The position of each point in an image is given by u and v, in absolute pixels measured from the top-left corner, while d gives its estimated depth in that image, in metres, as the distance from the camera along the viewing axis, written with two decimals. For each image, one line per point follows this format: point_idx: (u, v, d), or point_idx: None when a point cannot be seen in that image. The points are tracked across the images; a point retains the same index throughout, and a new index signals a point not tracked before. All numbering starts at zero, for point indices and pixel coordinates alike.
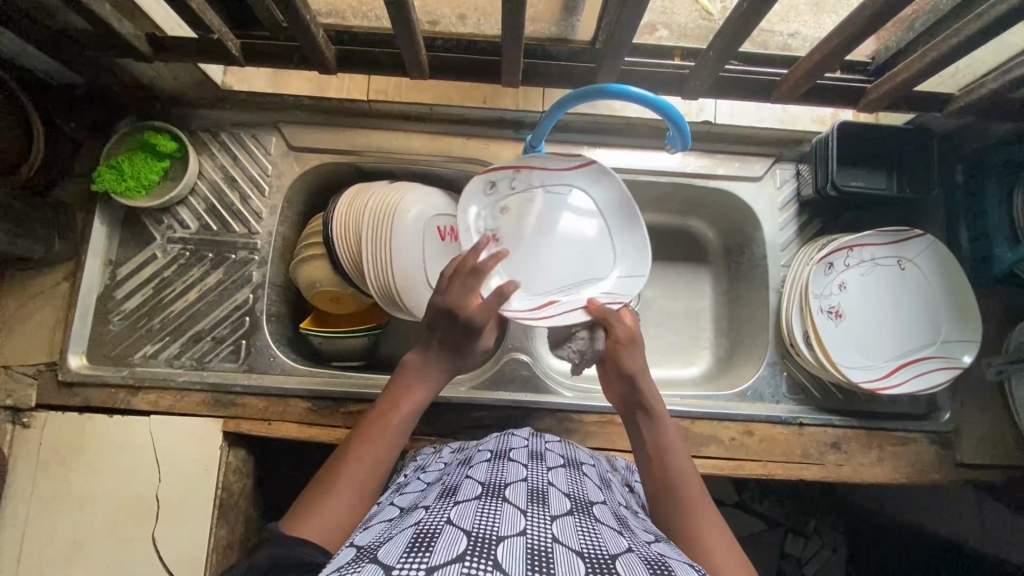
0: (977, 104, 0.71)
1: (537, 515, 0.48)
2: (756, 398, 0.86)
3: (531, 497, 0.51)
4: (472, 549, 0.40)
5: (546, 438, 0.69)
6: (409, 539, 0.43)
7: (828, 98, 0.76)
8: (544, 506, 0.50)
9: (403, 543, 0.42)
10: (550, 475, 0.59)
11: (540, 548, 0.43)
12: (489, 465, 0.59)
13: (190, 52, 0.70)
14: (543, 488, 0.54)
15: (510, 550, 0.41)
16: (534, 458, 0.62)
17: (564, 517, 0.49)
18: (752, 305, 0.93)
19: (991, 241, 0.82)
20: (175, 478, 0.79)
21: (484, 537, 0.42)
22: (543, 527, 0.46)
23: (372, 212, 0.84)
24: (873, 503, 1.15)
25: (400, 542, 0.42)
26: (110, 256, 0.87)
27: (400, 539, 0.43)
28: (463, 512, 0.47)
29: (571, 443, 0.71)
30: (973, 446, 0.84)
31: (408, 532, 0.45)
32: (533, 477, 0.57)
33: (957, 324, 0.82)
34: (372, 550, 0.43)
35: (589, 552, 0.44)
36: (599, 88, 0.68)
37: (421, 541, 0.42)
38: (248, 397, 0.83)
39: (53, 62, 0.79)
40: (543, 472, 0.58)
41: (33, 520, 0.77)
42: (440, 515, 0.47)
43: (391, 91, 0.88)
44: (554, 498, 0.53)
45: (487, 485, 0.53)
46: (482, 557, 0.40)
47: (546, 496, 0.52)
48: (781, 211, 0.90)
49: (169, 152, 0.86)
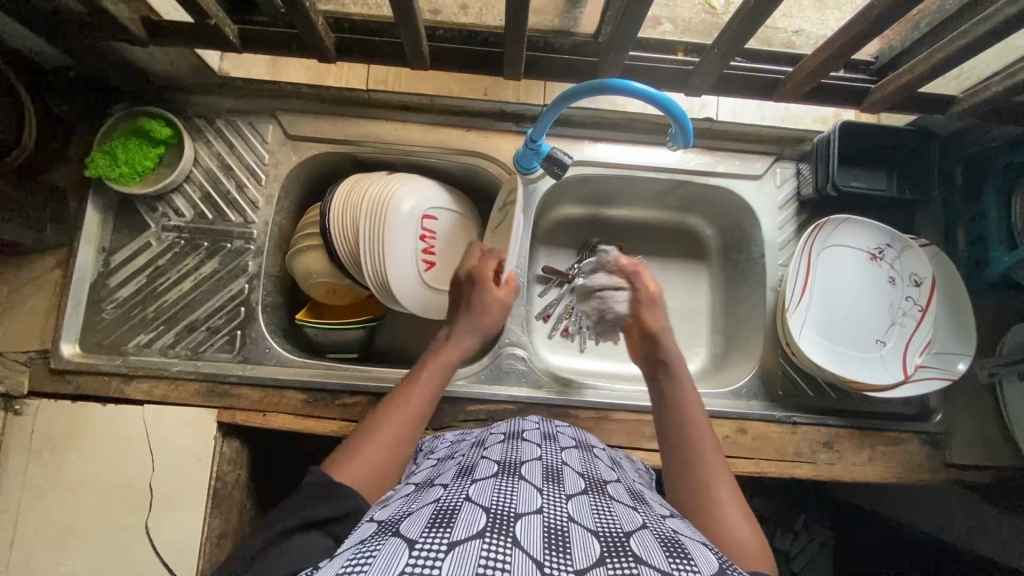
0: (981, 106, 0.70)
1: (553, 494, 0.48)
2: (750, 396, 0.86)
3: (546, 476, 0.51)
4: (491, 525, 0.41)
5: (556, 423, 0.69)
6: (431, 514, 0.43)
7: (831, 97, 0.76)
8: (560, 485, 0.50)
9: (424, 519, 0.43)
10: (563, 455, 0.59)
11: (557, 526, 0.43)
12: (504, 445, 0.59)
13: (187, 37, 0.68)
14: (557, 467, 0.55)
15: (528, 527, 0.42)
16: (547, 439, 0.63)
17: (579, 497, 0.49)
18: (750, 304, 0.93)
19: (988, 244, 0.82)
20: (169, 468, 0.79)
21: (503, 514, 0.43)
22: (559, 506, 0.46)
23: (371, 204, 0.84)
24: (861, 500, 1.17)
25: (421, 518, 0.43)
26: (103, 244, 0.86)
27: (420, 515, 0.44)
28: (481, 488, 0.47)
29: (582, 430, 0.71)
30: (963, 446, 0.85)
31: (428, 508, 0.45)
32: (547, 457, 0.57)
33: (954, 334, 0.81)
34: (393, 525, 0.44)
35: (604, 530, 0.44)
36: (602, 83, 0.67)
37: (442, 517, 0.42)
38: (242, 387, 0.83)
39: (45, 43, 0.77)
40: (556, 453, 0.59)
41: (25, 509, 0.77)
42: (459, 492, 0.47)
43: (390, 81, 0.88)
44: (569, 477, 0.53)
45: (503, 464, 0.54)
46: (502, 533, 0.40)
47: (560, 476, 0.53)
48: (781, 210, 0.90)
49: (164, 138, 0.84)
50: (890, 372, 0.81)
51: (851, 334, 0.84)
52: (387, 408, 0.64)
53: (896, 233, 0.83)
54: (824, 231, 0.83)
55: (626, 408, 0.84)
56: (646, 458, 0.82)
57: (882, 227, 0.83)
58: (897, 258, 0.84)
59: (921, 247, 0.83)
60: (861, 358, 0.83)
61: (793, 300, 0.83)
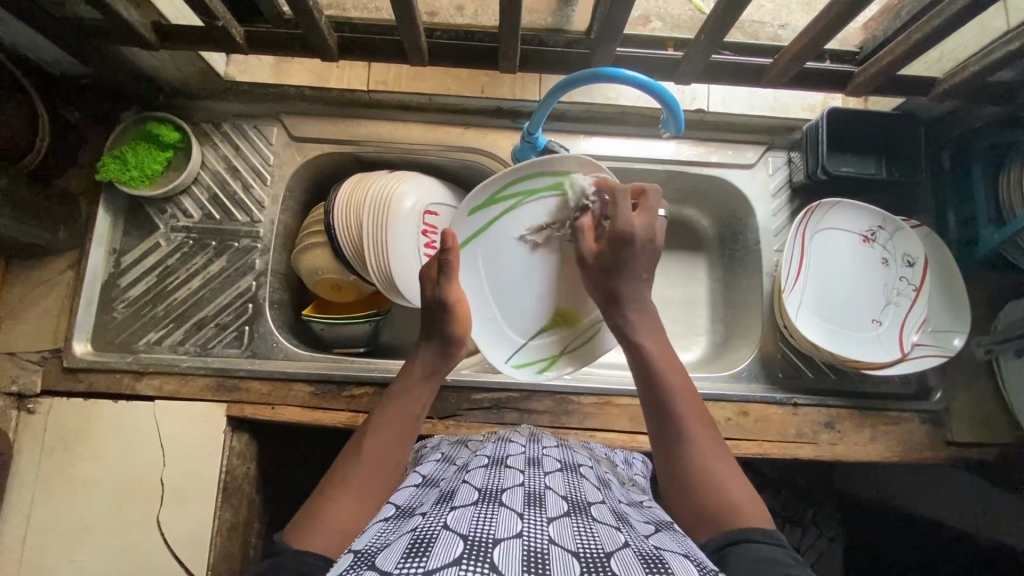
0: (960, 86, 0.73)
1: (533, 519, 0.49)
2: (751, 379, 0.88)
3: (528, 500, 0.53)
4: (468, 552, 0.43)
5: (542, 443, 0.71)
6: (407, 545, 0.44)
7: (819, 82, 0.78)
8: (541, 510, 0.52)
9: (399, 550, 0.44)
10: (546, 480, 0.59)
11: (537, 552, 0.44)
12: (486, 472, 0.61)
13: (195, 40, 0.71)
14: (539, 493, 0.55)
15: (506, 553, 0.43)
16: (530, 464, 0.63)
17: (560, 520, 0.50)
18: (747, 290, 0.95)
19: (978, 223, 0.84)
20: (180, 462, 0.80)
21: (481, 539, 0.44)
22: (539, 530, 0.48)
23: (372, 201, 0.86)
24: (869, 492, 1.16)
25: (397, 548, 0.45)
26: (114, 246, 0.88)
27: (397, 545, 0.45)
28: (459, 517, 0.49)
29: (570, 447, 0.73)
30: (964, 424, 0.85)
31: (405, 537, 0.47)
32: (530, 483, 0.58)
33: (948, 313, 0.82)
34: (368, 556, 0.45)
35: (585, 552, 0.46)
36: (594, 72, 0.68)
37: (418, 548, 0.43)
38: (251, 381, 0.84)
39: (57, 52, 0.80)
40: (540, 477, 0.60)
41: (40, 505, 0.79)
42: (437, 520, 0.48)
43: (391, 81, 0.90)
44: (551, 502, 0.54)
45: (484, 490, 0.55)
46: (480, 560, 0.42)
47: (543, 501, 0.54)
48: (773, 197, 0.93)
49: (172, 142, 0.87)
50: (888, 350, 0.83)
51: (854, 310, 0.85)
52: (349, 462, 0.62)
53: (886, 214, 0.85)
54: (814, 217, 0.85)
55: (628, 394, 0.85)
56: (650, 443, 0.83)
57: (873, 210, 0.85)
58: (889, 239, 0.86)
59: (913, 228, 0.85)
60: (869, 331, 0.85)
61: (788, 282, 0.85)
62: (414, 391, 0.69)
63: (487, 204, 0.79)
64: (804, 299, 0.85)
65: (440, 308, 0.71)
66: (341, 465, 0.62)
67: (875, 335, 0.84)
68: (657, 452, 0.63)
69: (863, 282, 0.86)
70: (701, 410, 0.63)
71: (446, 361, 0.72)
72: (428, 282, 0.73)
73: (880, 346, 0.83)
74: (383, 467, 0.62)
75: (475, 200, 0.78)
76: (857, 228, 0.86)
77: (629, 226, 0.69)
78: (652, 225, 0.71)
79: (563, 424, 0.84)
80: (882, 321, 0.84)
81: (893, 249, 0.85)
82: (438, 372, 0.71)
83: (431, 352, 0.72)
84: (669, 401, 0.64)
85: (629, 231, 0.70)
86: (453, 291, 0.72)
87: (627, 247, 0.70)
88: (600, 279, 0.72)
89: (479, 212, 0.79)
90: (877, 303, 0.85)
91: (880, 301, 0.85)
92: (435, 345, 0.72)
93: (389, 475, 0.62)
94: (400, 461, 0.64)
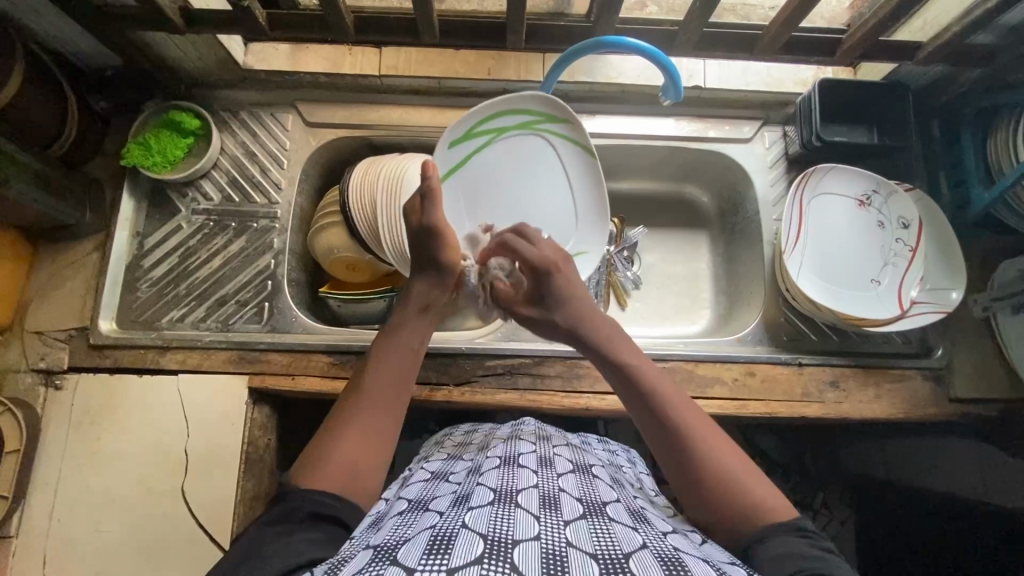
0: (943, 48, 0.77)
1: (550, 521, 0.50)
2: (756, 342, 0.90)
3: (542, 503, 0.54)
4: (489, 552, 0.43)
5: (552, 444, 0.72)
6: (427, 542, 0.45)
7: (807, 50, 0.82)
8: (557, 511, 0.53)
9: (421, 547, 0.45)
10: (560, 481, 0.61)
11: (555, 553, 0.45)
12: (499, 472, 0.62)
13: (221, 24, 0.76)
14: (554, 495, 0.56)
15: (526, 554, 0.44)
16: (543, 465, 0.65)
17: (576, 521, 0.51)
18: (748, 260, 0.98)
19: (968, 185, 0.87)
20: (203, 433, 0.82)
21: (500, 540, 0.45)
22: (556, 533, 0.48)
23: (385, 179, 0.90)
24: (878, 471, 1.17)
25: (419, 544, 0.45)
26: (137, 228, 0.91)
27: (418, 541, 0.46)
28: (477, 516, 0.50)
29: (581, 449, 0.75)
30: (965, 381, 0.88)
31: (425, 534, 0.47)
32: (544, 484, 0.59)
33: (945, 271, 0.85)
34: (390, 550, 0.45)
35: (603, 553, 0.46)
36: (597, 41, 0.72)
37: (439, 545, 0.44)
38: (272, 353, 0.86)
39: (86, 42, 0.85)
40: (552, 479, 0.61)
41: (67, 476, 0.81)
42: (455, 520, 0.49)
43: (401, 66, 0.93)
44: (566, 503, 0.55)
45: (499, 492, 0.56)
46: (500, 560, 0.43)
47: (557, 504, 0.55)
48: (770, 169, 0.96)
49: (193, 129, 0.91)
50: (888, 307, 0.86)
51: (855, 272, 0.88)
52: (349, 402, 0.63)
53: (880, 178, 0.88)
54: (811, 181, 0.88)
55: None
56: None
57: (867, 174, 0.88)
58: (884, 203, 0.89)
59: (907, 191, 0.88)
60: (873, 289, 0.87)
61: (788, 245, 0.88)
62: (410, 324, 0.71)
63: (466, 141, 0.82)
64: (809, 258, 0.88)
65: (431, 234, 0.72)
66: (344, 407, 0.63)
67: (877, 295, 0.87)
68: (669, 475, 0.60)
69: (865, 245, 0.89)
70: (700, 411, 0.62)
71: (442, 290, 0.74)
72: (414, 211, 0.73)
73: (882, 304, 0.86)
74: (387, 401, 0.63)
75: (453, 132, 0.80)
76: (842, 193, 0.90)
77: (539, 256, 0.73)
78: (552, 249, 0.75)
79: (575, 387, 0.86)
80: (883, 282, 0.87)
81: (893, 200, 0.89)
82: (432, 306, 0.73)
83: (427, 283, 0.74)
84: (665, 411, 0.61)
85: (544, 266, 0.73)
86: (438, 215, 0.71)
87: (546, 278, 0.73)
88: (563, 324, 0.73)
89: (458, 146, 0.81)
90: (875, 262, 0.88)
91: (882, 263, 0.88)
92: (431, 277, 0.74)
93: (391, 409, 0.63)
94: (403, 395, 0.65)
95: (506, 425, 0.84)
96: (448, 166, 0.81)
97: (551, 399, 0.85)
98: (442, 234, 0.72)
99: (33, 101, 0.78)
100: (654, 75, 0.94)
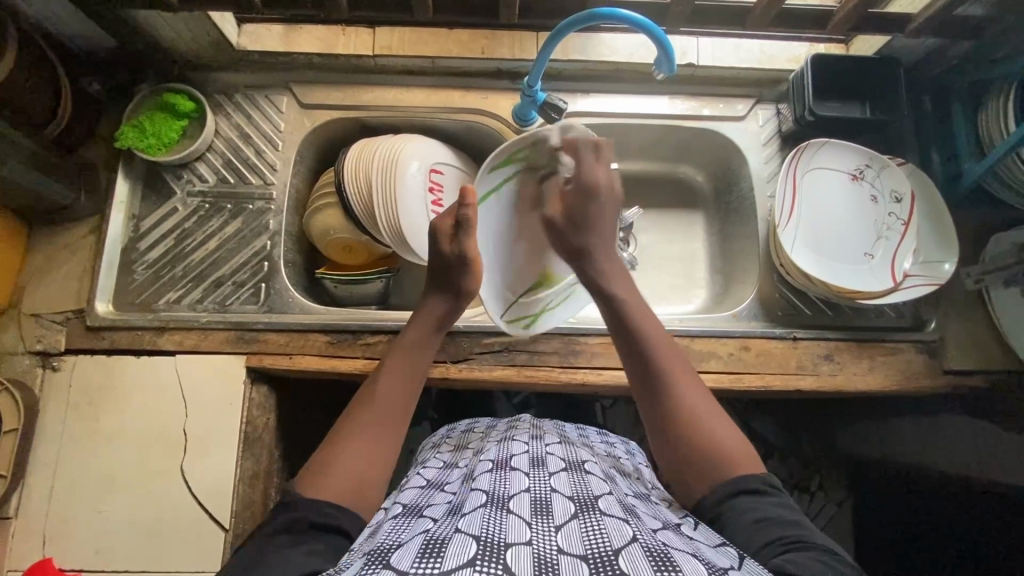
0: (932, 20, 0.78)
1: (542, 526, 0.50)
2: (752, 317, 0.91)
3: (535, 507, 0.54)
4: (481, 554, 0.44)
5: (546, 441, 0.72)
6: (420, 546, 0.46)
7: (799, 23, 0.83)
8: (549, 515, 0.53)
9: (414, 551, 0.45)
10: (553, 482, 0.61)
11: (546, 557, 0.46)
12: (492, 476, 0.62)
13: (215, 1, 0.77)
14: (546, 497, 0.57)
15: (517, 557, 0.44)
16: (536, 465, 0.65)
17: (568, 523, 0.51)
18: (743, 236, 0.99)
19: (960, 159, 0.87)
20: (202, 413, 0.82)
21: (493, 543, 0.46)
22: (548, 536, 0.49)
23: (381, 159, 0.90)
24: (874, 452, 1.17)
25: (411, 549, 0.46)
26: (133, 211, 0.91)
27: (410, 547, 0.46)
28: (470, 521, 0.50)
29: (574, 446, 0.75)
30: (959, 353, 0.88)
31: (417, 540, 0.48)
32: (537, 486, 0.59)
33: (937, 243, 0.86)
34: (383, 555, 0.46)
35: (593, 553, 0.47)
36: (590, 14, 0.72)
37: (432, 549, 0.45)
38: (269, 333, 0.87)
39: (78, 25, 0.85)
40: (544, 480, 0.61)
41: (66, 458, 0.81)
42: (448, 525, 0.50)
43: (395, 46, 0.93)
44: (558, 505, 0.55)
45: (492, 496, 0.56)
46: (492, 562, 0.43)
47: (549, 505, 0.55)
48: (765, 146, 0.96)
49: (186, 111, 0.91)
50: (882, 281, 0.86)
51: (850, 247, 0.89)
52: (357, 417, 0.63)
53: (872, 153, 0.89)
54: (804, 156, 0.89)
55: None
56: None
57: (860, 149, 0.89)
58: (877, 178, 0.90)
59: (899, 165, 0.89)
60: (869, 263, 0.88)
61: (783, 218, 0.88)
62: (421, 343, 0.72)
63: (504, 166, 0.79)
64: (803, 232, 0.89)
65: (457, 261, 0.73)
66: (352, 419, 0.64)
67: (872, 270, 0.87)
68: (640, 402, 0.65)
69: (860, 221, 0.90)
70: (682, 360, 0.66)
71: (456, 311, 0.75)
72: (444, 238, 0.74)
73: (879, 278, 0.86)
74: (396, 418, 0.65)
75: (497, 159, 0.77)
76: (839, 175, 0.90)
77: (594, 180, 0.75)
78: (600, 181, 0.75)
79: (572, 363, 0.87)
80: (879, 256, 0.88)
81: (889, 174, 0.89)
82: (444, 324, 0.75)
83: (440, 303, 0.75)
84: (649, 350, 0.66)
85: (591, 185, 0.74)
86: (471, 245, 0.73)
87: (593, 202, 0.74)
88: (565, 243, 0.75)
89: (498, 171, 0.79)
90: (869, 240, 0.89)
91: (876, 238, 0.89)
92: (448, 296, 0.75)
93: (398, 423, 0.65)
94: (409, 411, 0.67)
95: (506, 419, 0.86)
96: (484, 190, 0.79)
97: (548, 375, 0.86)
98: (470, 264, 0.73)
99: (26, 81, 0.78)
100: (649, 52, 0.94)
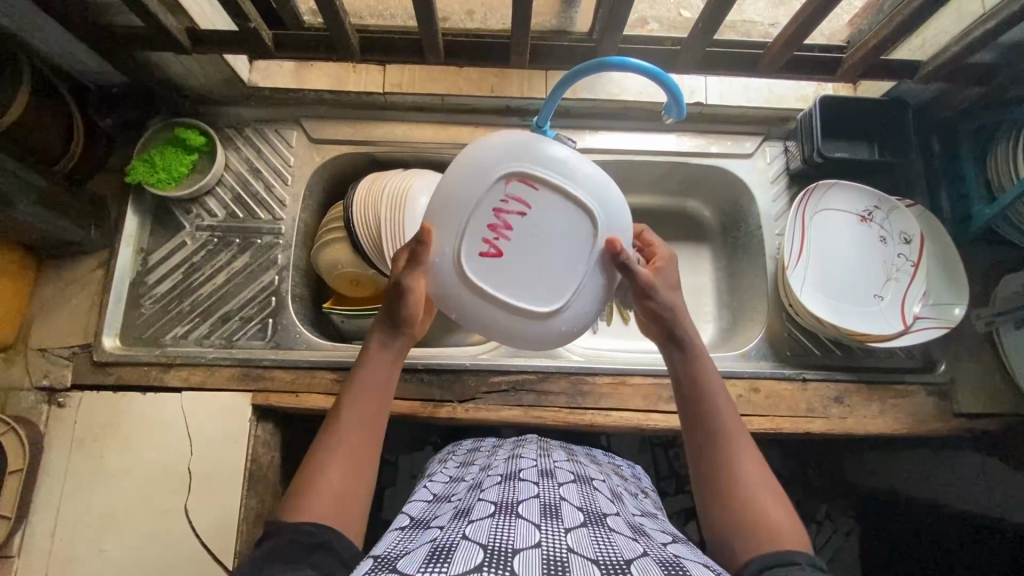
0: (942, 67, 0.79)
1: (550, 529, 0.49)
2: (760, 357, 0.91)
3: (544, 512, 0.53)
4: (488, 561, 0.43)
5: (554, 457, 0.72)
6: (427, 553, 0.45)
7: (808, 69, 0.83)
8: (558, 520, 0.52)
9: (421, 557, 0.45)
10: (562, 491, 0.60)
11: (556, 559, 0.45)
12: (500, 487, 0.61)
13: (231, 44, 0.78)
14: (554, 504, 0.56)
15: (525, 562, 0.43)
16: (544, 476, 0.64)
17: (578, 529, 0.51)
18: (751, 274, 0.99)
19: (970, 200, 0.87)
20: (206, 452, 0.82)
21: (500, 550, 0.45)
22: (557, 539, 0.48)
23: (390, 194, 0.89)
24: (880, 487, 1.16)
25: (420, 555, 0.45)
26: (142, 245, 0.92)
27: (418, 553, 0.46)
28: (478, 528, 0.49)
29: (581, 462, 0.74)
30: (969, 397, 0.88)
31: (425, 547, 0.47)
32: (545, 494, 0.58)
33: (946, 286, 0.86)
34: (390, 560, 0.46)
35: (604, 559, 0.45)
36: (601, 61, 0.72)
37: (439, 554, 0.44)
38: (275, 370, 0.86)
39: (92, 62, 0.86)
40: (554, 489, 0.60)
41: (68, 496, 0.80)
42: (456, 533, 0.49)
43: (405, 83, 0.93)
44: (567, 512, 0.54)
45: (501, 505, 0.55)
46: (499, 568, 0.42)
47: (558, 511, 0.54)
48: (772, 184, 0.97)
49: (197, 146, 0.91)
50: (892, 324, 0.86)
51: (859, 289, 0.89)
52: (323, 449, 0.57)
53: (881, 195, 0.89)
54: (813, 198, 0.89)
55: (642, 372, 0.87)
56: (664, 421, 0.85)
57: (870, 190, 0.89)
58: (886, 219, 0.90)
59: (908, 207, 0.89)
60: (879, 306, 0.88)
61: (792, 259, 0.88)
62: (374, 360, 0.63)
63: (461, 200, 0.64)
64: (813, 272, 0.89)
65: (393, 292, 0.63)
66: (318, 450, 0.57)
67: (882, 313, 0.87)
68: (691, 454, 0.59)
69: (869, 263, 0.89)
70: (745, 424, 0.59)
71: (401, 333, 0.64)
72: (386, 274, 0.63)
73: (890, 322, 0.86)
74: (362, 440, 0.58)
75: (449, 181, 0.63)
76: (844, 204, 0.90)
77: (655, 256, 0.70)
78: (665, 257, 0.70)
79: (580, 404, 0.86)
80: (890, 298, 0.87)
81: (899, 217, 0.89)
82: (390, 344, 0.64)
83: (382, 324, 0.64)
84: (712, 408, 0.60)
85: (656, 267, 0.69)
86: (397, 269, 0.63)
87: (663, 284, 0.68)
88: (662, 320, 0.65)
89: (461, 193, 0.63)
90: (878, 279, 0.89)
91: (885, 281, 0.88)
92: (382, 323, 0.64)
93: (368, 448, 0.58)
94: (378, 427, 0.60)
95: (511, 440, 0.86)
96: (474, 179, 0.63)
97: (556, 415, 0.85)
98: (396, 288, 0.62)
99: (41, 120, 0.79)
100: (656, 92, 0.95)
